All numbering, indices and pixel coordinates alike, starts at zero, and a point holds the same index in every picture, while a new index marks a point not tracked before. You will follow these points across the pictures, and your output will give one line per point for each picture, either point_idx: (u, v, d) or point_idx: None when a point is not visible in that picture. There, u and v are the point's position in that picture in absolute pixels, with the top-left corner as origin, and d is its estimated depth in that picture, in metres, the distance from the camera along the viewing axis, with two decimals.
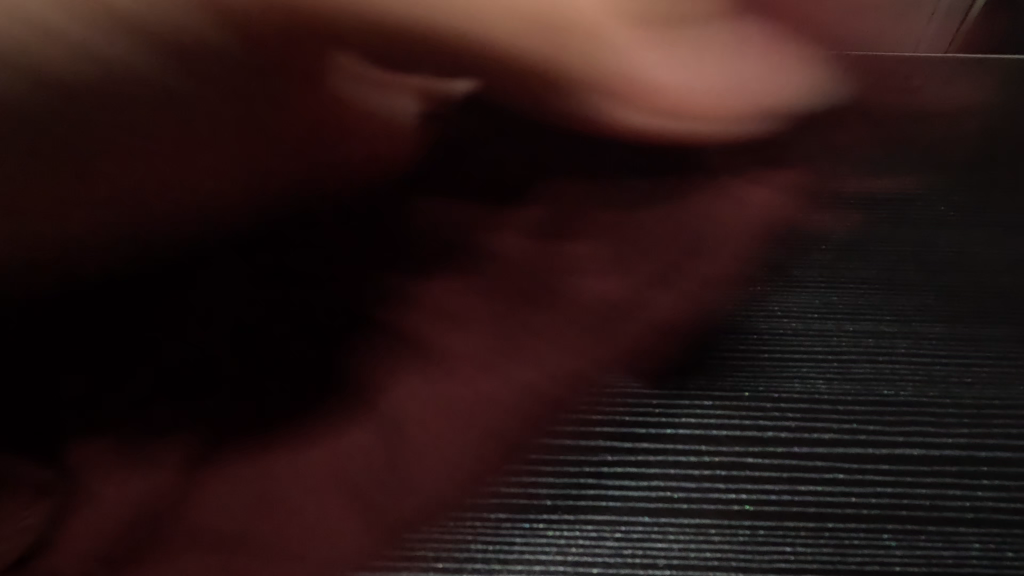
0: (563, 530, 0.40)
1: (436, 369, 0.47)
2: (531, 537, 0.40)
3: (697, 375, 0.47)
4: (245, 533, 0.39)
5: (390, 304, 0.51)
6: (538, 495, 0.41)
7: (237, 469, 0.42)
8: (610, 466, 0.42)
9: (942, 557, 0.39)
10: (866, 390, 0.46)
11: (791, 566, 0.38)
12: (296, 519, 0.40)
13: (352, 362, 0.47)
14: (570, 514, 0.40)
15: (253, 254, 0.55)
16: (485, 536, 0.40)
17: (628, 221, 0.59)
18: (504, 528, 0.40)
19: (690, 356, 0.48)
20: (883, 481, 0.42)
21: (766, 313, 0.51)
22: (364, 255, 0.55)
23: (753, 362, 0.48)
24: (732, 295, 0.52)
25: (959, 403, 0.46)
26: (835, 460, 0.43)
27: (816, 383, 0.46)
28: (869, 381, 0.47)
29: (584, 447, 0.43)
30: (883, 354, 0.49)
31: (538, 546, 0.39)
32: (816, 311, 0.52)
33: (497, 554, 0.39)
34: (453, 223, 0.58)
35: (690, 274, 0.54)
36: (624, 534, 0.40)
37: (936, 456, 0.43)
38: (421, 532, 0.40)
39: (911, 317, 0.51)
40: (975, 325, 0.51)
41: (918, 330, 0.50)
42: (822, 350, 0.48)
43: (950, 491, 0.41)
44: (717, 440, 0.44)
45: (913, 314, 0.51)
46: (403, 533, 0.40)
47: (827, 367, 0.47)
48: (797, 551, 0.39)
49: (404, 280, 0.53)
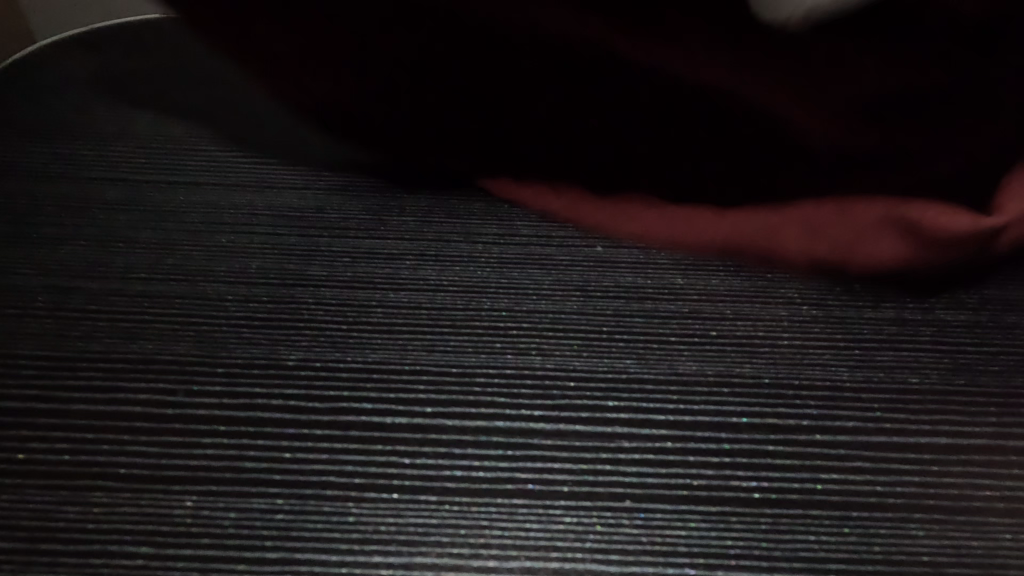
0: (579, 516, 0.38)
1: (454, 359, 0.47)
2: (547, 523, 0.38)
3: (717, 363, 0.47)
4: (244, 520, 0.38)
5: (405, 294, 0.51)
6: (554, 482, 0.40)
7: (237, 458, 0.41)
8: (625, 452, 0.42)
9: (971, 548, 0.37)
10: (890, 376, 0.46)
11: (814, 555, 0.37)
12: (301, 507, 0.39)
13: (368, 351, 0.47)
14: (585, 500, 0.39)
15: (260, 244, 0.55)
16: (498, 521, 0.38)
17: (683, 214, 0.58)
18: (519, 513, 0.39)
19: (711, 346, 0.48)
20: (911, 472, 0.41)
21: (786, 301, 0.51)
22: (393, 248, 0.55)
23: (774, 350, 0.48)
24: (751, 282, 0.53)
25: (986, 392, 0.45)
26: (873, 459, 0.41)
27: (837, 370, 0.46)
28: (893, 368, 0.47)
29: (600, 434, 0.42)
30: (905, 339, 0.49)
31: (554, 532, 0.38)
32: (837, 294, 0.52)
33: (511, 538, 0.38)
34: (471, 216, 0.58)
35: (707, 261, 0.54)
36: (642, 521, 0.38)
37: (963, 446, 0.42)
38: (428, 520, 0.38)
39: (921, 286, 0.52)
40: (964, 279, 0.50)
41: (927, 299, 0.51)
42: (843, 337, 0.49)
43: (977, 481, 0.40)
44: (734, 427, 0.43)
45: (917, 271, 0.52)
46: (409, 521, 0.38)
47: (848, 357, 0.47)
48: (823, 540, 0.37)
49: (420, 273, 0.53)
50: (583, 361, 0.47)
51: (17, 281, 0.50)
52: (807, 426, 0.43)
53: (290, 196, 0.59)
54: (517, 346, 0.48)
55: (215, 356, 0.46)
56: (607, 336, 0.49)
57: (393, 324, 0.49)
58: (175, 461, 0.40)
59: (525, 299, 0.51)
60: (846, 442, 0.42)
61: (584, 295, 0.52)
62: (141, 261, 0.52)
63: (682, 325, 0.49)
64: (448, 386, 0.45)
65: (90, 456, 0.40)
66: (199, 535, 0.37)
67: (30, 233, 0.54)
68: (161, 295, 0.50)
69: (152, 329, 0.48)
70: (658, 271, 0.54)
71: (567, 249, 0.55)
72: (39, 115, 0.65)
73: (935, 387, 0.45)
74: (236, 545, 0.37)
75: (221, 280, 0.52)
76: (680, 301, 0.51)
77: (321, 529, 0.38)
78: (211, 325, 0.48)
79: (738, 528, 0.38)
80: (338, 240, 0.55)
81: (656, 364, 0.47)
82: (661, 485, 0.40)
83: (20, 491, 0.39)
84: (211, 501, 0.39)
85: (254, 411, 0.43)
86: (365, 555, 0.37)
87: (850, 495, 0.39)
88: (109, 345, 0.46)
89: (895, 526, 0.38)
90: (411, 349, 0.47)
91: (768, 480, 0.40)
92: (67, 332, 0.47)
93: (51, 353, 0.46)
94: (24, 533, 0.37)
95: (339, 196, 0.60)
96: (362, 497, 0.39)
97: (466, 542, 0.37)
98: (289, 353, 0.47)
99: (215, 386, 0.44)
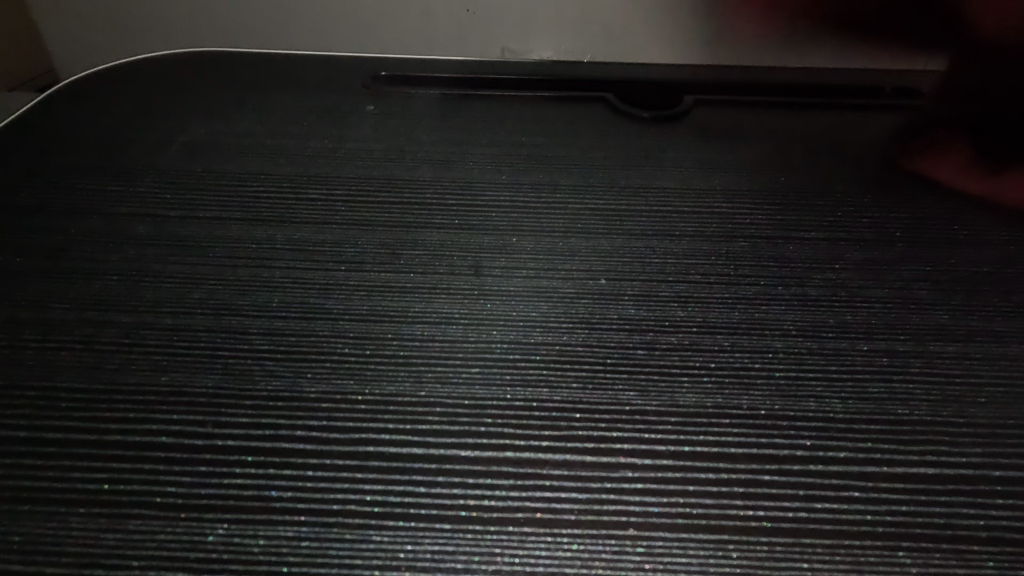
0: (586, 543, 0.41)
1: (466, 392, 0.49)
2: (555, 551, 0.41)
3: (715, 396, 0.49)
4: (272, 547, 0.40)
5: (418, 327, 0.54)
6: (561, 511, 0.43)
7: (264, 488, 0.43)
8: (629, 482, 0.44)
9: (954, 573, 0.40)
10: (879, 409, 0.49)
11: None
12: (326, 534, 0.41)
13: (385, 382, 0.50)
14: (591, 529, 0.42)
15: (280, 277, 0.57)
16: (511, 549, 0.41)
17: (681, 257, 0.61)
18: (529, 541, 0.41)
19: (709, 378, 0.51)
20: (900, 500, 0.43)
21: (781, 334, 0.54)
22: (406, 281, 0.58)
23: (770, 382, 0.50)
24: (748, 318, 0.55)
25: (970, 425, 0.48)
26: (857, 483, 0.44)
27: (830, 403, 0.49)
28: (883, 400, 0.49)
29: (605, 466, 0.45)
30: (896, 373, 0.51)
31: (562, 560, 0.40)
32: (830, 331, 0.55)
33: (522, 565, 0.40)
34: (480, 250, 0.61)
35: (707, 301, 0.57)
36: (644, 548, 0.41)
37: (947, 475, 0.45)
38: (447, 547, 0.41)
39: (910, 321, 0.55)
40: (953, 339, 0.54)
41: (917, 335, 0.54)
42: (836, 370, 0.51)
43: (963, 511, 0.43)
44: (733, 457, 0.46)
45: (900, 312, 0.56)
46: (428, 547, 0.41)
47: (840, 387, 0.50)
48: (814, 567, 0.40)
49: (433, 306, 0.56)
50: (587, 393, 0.50)
51: (52, 313, 0.52)
52: (801, 456, 0.46)
53: (306, 229, 0.62)
54: (525, 378, 0.50)
55: (241, 386, 0.49)
56: (611, 368, 0.51)
57: (410, 357, 0.51)
58: (209, 489, 0.43)
59: (533, 332, 0.54)
60: (837, 472, 0.45)
61: (590, 327, 0.55)
62: (170, 294, 0.54)
63: (684, 359, 0.52)
64: (460, 418, 0.48)
65: (129, 485, 0.42)
66: (232, 562, 0.39)
67: (64, 267, 0.56)
68: (189, 326, 0.52)
69: (179, 359, 0.50)
70: (660, 304, 0.57)
71: (572, 283, 0.58)
72: (62, 150, 0.68)
73: (923, 418, 0.48)
74: (268, 570, 0.39)
75: (243, 313, 0.54)
76: (681, 334, 0.54)
77: (346, 555, 0.40)
78: (236, 359, 0.50)
79: (734, 556, 0.40)
80: (353, 273, 0.58)
81: (657, 396, 0.49)
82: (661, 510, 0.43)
83: (66, 519, 0.41)
84: (243, 528, 0.41)
85: (278, 441, 0.46)
86: None
87: (844, 526, 0.42)
88: (142, 376, 0.48)
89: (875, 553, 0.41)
90: (425, 381, 0.50)
91: (767, 510, 0.43)
92: (102, 362, 0.49)
93: (87, 384, 0.48)
94: (70, 559, 0.39)
95: (355, 230, 0.62)
96: (383, 525, 0.42)
97: (482, 566, 0.40)
98: (309, 384, 0.49)
99: (241, 418, 0.47)
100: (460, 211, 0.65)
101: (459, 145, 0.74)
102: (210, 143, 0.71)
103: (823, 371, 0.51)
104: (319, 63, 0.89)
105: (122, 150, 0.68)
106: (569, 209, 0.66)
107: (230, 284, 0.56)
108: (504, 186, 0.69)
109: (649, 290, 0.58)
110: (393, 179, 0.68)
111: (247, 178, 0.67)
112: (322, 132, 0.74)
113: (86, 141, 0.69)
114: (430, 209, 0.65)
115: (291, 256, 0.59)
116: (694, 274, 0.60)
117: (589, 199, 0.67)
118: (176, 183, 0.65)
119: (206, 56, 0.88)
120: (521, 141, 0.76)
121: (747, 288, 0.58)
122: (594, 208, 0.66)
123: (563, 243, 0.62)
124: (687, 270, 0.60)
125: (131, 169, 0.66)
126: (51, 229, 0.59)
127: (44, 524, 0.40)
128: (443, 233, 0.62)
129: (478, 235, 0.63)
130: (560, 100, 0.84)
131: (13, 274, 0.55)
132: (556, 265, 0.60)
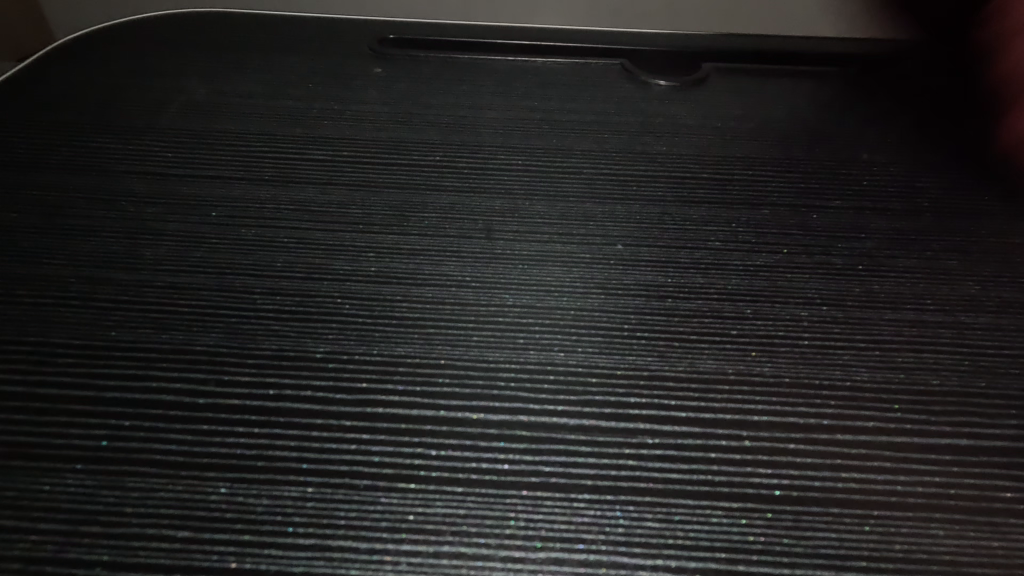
0: (602, 509, 0.38)
1: (479, 355, 0.47)
2: (571, 516, 0.38)
3: (738, 362, 0.46)
4: (276, 507, 0.38)
5: (428, 290, 0.52)
6: (577, 475, 0.40)
7: (270, 447, 0.41)
8: (648, 448, 0.41)
9: (992, 546, 0.36)
10: (913, 378, 0.45)
11: (837, 552, 0.36)
12: (330, 495, 0.39)
13: (396, 343, 0.47)
14: (608, 494, 0.39)
15: (286, 238, 0.55)
16: (524, 513, 0.38)
17: (700, 220, 0.59)
18: (545, 505, 0.39)
19: (731, 345, 0.47)
20: (932, 471, 0.40)
21: (806, 303, 0.51)
22: (414, 243, 0.56)
23: (795, 349, 0.47)
24: (773, 284, 0.52)
25: (1006, 394, 0.44)
26: (884, 449, 0.41)
27: (858, 370, 0.46)
28: (914, 369, 0.46)
29: (624, 430, 0.42)
30: (926, 342, 0.48)
31: (578, 524, 0.38)
32: (855, 300, 0.51)
33: (538, 534, 0.37)
34: (491, 214, 0.59)
35: (730, 268, 0.54)
36: (665, 515, 0.38)
37: (983, 446, 0.41)
38: (459, 509, 0.38)
39: (944, 299, 0.51)
40: (974, 315, 0.50)
41: (948, 305, 0.51)
42: (864, 340, 0.48)
43: (998, 483, 0.40)
44: (756, 424, 0.43)
45: (934, 288, 0.52)
46: (440, 509, 0.38)
47: (867, 357, 0.47)
48: (844, 538, 0.37)
49: (442, 267, 0.54)
50: (605, 357, 0.47)
51: (53, 272, 0.51)
52: (829, 425, 0.42)
53: (315, 191, 0.60)
54: (538, 342, 0.48)
55: (245, 346, 0.47)
56: (629, 334, 0.48)
57: (420, 319, 0.49)
58: (210, 447, 0.41)
59: (549, 296, 0.51)
60: (868, 441, 0.42)
61: (607, 293, 0.52)
62: (171, 254, 0.53)
63: (704, 324, 0.49)
64: (472, 379, 0.45)
65: (126, 443, 0.41)
66: (236, 521, 0.37)
67: (65, 225, 0.55)
68: (191, 285, 0.51)
69: (179, 318, 0.48)
70: (679, 269, 0.54)
71: (589, 248, 0.56)
72: (60, 109, 0.67)
73: (956, 388, 0.45)
74: (271, 531, 0.37)
75: (246, 273, 0.52)
76: (702, 300, 0.51)
77: (352, 516, 0.38)
78: (238, 318, 0.49)
79: (760, 524, 0.38)
80: (360, 234, 0.56)
81: (677, 362, 0.46)
82: (691, 488, 0.39)
83: (61, 475, 0.39)
84: (246, 488, 0.39)
85: (284, 401, 0.44)
86: (396, 554, 0.36)
87: (875, 494, 0.39)
88: (141, 335, 0.47)
89: (970, 444, 0.42)
90: (437, 343, 0.48)
91: (790, 478, 0.40)
92: (100, 319, 0.48)
93: (83, 341, 0.47)
94: (66, 515, 0.37)
95: (362, 192, 0.60)
96: (391, 487, 0.39)
97: (495, 532, 0.37)
98: (315, 345, 0.47)
99: (244, 376, 0.45)
100: (472, 172, 0.64)
101: (470, 109, 0.72)
102: (211, 104, 0.70)
103: (853, 342, 0.48)
104: (327, 26, 0.87)
105: (124, 111, 0.67)
106: (584, 172, 0.64)
107: (237, 245, 0.54)
108: (516, 151, 0.67)
109: (668, 254, 0.55)
110: (402, 142, 0.67)
111: (251, 139, 0.66)
112: (330, 95, 0.73)
113: (91, 102, 0.68)
114: (442, 174, 0.63)
115: (297, 216, 0.57)
116: (713, 241, 0.57)
117: (604, 164, 0.65)
118: (179, 144, 0.64)
119: (213, 19, 0.87)
120: (534, 105, 0.74)
121: (769, 257, 0.55)
122: (606, 174, 0.64)
123: (577, 208, 0.60)
124: (705, 237, 0.57)
125: (133, 128, 0.65)
126: (63, 181, 0.59)
127: (35, 480, 0.39)
128: (453, 196, 0.61)
129: (488, 199, 0.61)
130: (575, 65, 0.82)
131: (12, 231, 0.54)
132: (572, 230, 0.58)
